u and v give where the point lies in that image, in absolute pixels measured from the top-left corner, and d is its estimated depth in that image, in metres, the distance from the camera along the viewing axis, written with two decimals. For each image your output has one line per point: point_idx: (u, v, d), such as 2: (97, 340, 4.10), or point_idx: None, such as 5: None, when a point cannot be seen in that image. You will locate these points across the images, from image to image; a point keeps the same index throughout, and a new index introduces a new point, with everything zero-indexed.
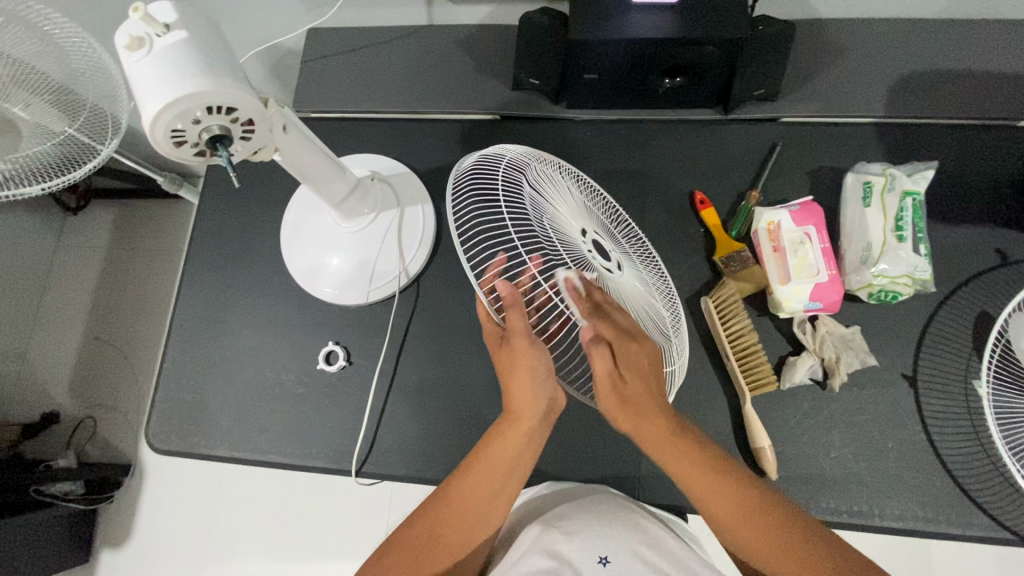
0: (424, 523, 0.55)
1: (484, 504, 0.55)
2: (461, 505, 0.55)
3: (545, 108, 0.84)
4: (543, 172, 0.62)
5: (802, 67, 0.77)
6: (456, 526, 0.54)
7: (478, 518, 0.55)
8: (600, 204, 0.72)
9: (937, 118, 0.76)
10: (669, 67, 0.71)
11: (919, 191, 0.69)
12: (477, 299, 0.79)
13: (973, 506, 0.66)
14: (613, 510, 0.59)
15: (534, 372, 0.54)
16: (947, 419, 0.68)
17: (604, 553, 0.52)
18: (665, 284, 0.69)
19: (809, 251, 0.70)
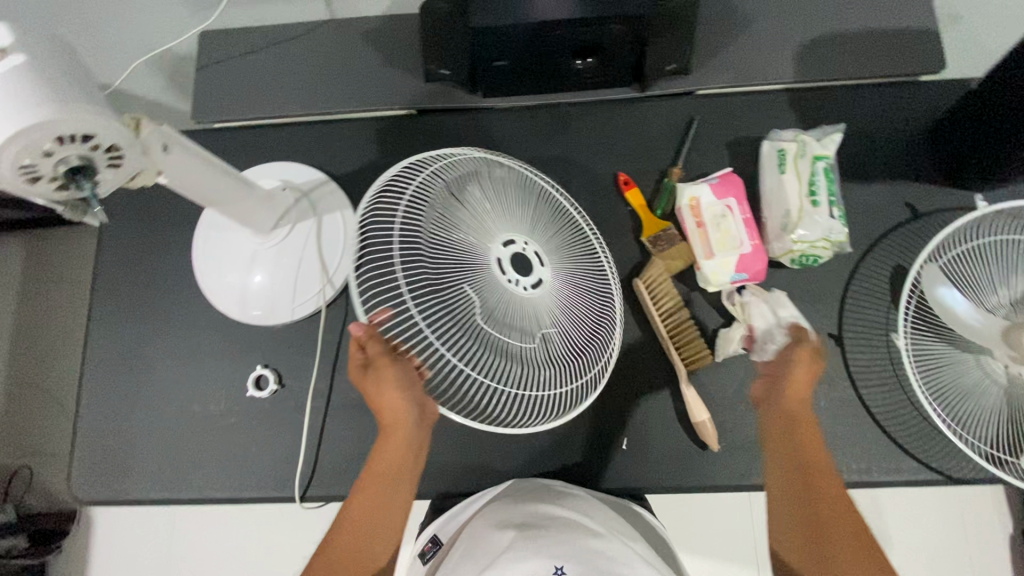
0: (340, 535, 0.58)
1: (393, 503, 0.60)
2: (376, 505, 0.59)
3: (461, 98, 0.80)
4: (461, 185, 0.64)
5: (711, 37, 0.77)
6: (366, 534, 0.58)
7: (389, 511, 0.60)
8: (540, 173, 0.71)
9: (842, 80, 0.77)
10: (577, 48, 0.69)
11: (829, 155, 0.70)
12: None
13: (900, 452, 0.69)
14: (570, 522, 0.57)
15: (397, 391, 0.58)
16: (873, 374, 0.71)
17: (559, 564, 0.49)
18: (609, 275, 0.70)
19: (730, 223, 0.70)
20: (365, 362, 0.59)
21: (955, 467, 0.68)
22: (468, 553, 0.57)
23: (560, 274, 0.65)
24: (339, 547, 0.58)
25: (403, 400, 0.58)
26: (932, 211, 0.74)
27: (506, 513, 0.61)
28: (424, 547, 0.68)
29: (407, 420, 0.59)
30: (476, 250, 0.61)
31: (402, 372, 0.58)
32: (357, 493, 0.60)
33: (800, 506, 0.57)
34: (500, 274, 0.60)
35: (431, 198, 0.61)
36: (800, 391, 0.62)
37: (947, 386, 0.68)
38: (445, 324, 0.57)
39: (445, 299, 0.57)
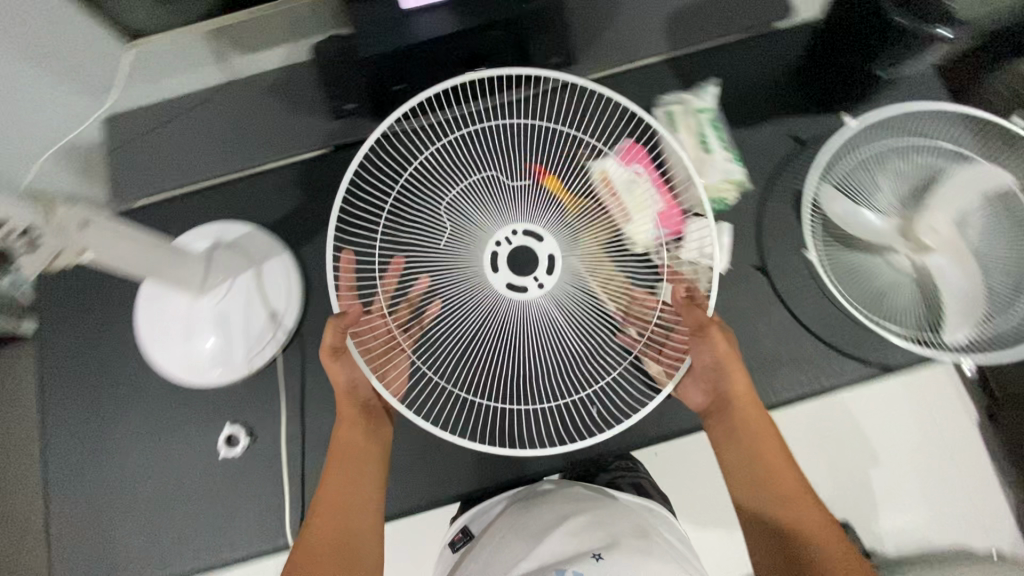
0: (333, 509, 0.60)
1: (366, 490, 0.63)
2: (349, 483, 0.62)
3: (372, 127, 0.83)
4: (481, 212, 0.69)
5: (585, 29, 0.84)
6: (347, 523, 0.60)
7: (364, 509, 0.62)
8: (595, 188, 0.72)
9: (709, 42, 0.84)
10: (464, 57, 0.76)
11: (710, 107, 0.76)
12: None
13: (836, 358, 0.76)
14: (608, 512, 0.62)
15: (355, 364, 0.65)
16: (802, 293, 0.77)
17: (598, 551, 0.54)
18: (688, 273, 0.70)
19: (642, 188, 0.71)
20: (338, 349, 0.63)
21: (886, 356, 0.76)
22: (498, 556, 0.60)
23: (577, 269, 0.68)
24: (321, 533, 0.58)
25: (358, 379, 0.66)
26: (817, 138, 0.81)
27: (556, 501, 0.66)
28: (455, 536, 0.71)
29: (356, 403, 0.67)
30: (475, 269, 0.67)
31: (346, 363, 0.64)
32: (338, 468, 0.63)
33: (738, 468, 0.62)
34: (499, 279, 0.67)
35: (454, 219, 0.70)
36: (743, 390, 0.63)
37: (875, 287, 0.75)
38: (439, 346, 0.72)
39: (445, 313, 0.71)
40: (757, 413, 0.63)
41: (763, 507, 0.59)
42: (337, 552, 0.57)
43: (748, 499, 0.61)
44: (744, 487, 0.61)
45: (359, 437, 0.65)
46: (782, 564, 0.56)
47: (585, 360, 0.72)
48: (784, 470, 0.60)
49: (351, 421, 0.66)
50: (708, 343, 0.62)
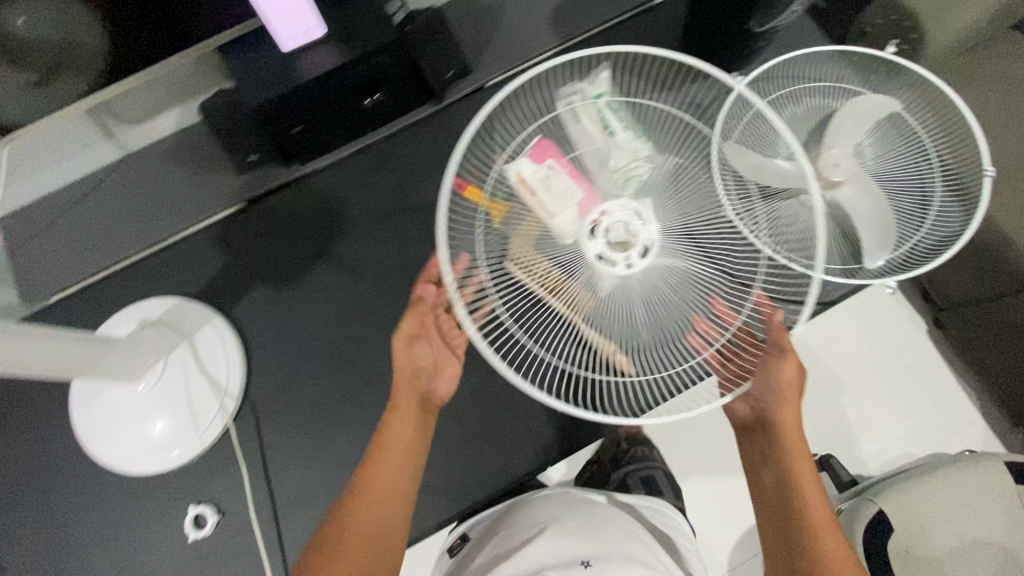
0: (366, 500, 0.57)
1: (404, 482, 0.60)
2: (393, 484, 0.59)
3: (283, 174, 0.82)
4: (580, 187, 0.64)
5: (475, 39, 0.85)
6: (376, 529, 0.57)
7: (394, 511, 0.58)
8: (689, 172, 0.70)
9: (596, 27, 0.86)
10: (359, 88, 0.74)
11: (605, 93, 0.74)
12: (306, 378, 0.77)
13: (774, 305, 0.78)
14: (599, 520, 0.68)
15: (411, 354, 0.64)
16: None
17: (587, 558, 0.62)
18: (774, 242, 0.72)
19: (559, 178, 0.64)
20: (416, 334, 0.64)
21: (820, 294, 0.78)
22: (491, 559, 0.67)
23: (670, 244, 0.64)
24: (347, 534, 0.55)
25: (410, 370, 0.64)
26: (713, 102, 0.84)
27: (553, 505, 0.71)
28: (453, 543, 0.77)
29: (415, 389, 0.64)
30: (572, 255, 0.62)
31: (415, 348, 0.64)
32: (380, 462, 0.60)
33: (763, 487, 0.62)
34: (606, 260, 0.60)
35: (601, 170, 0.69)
36: (790, 418, 0.60)
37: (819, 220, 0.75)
38: (547, 319, 0.71)
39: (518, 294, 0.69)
40: (798, 439, 0.60)
41: (779, 524, 0.59)
42: (353, 558, 0.54)
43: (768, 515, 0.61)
44: (768, 505, 0.61)
45: (402, 427, 0.62)
46: (788, 568, 0.57)
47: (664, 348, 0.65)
48: (813, 499, 0.58)
49: (409, 404, 0.63)
50: (783, 364, 0.59)
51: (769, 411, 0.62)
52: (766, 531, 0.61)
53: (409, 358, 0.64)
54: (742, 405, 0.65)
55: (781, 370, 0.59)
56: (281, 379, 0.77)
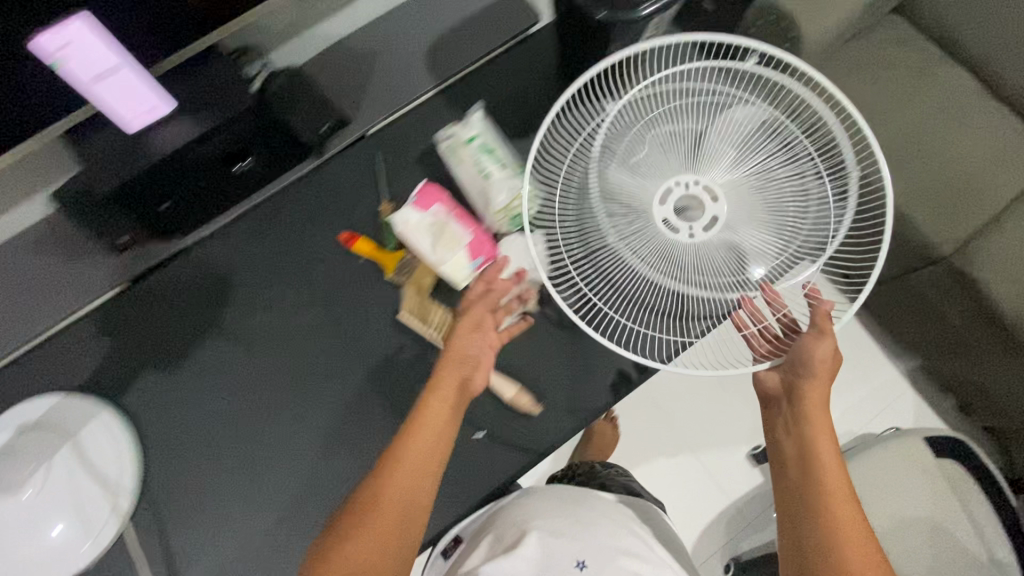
0: (397, 478, 0.58)
1: (425, 484, 0.59)
2: (414, 480, 0.58)
3: (162, 249, 0.78)
4: (660, 159, 0.70)
5: (351, 87, 0.83)
6: (404, 515, 0.57)
7: (423, 505, 0.59)
8: (754, 161, 0.69)
9: (472, 63, 0.85)
10: (225, 156, 0.72)
11: (477, 133, 0.75)
12: (208, 460, 0.74)
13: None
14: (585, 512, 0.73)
15: (467, 350, 0.65)
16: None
17: (582, 558, 0.65)
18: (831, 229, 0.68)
19: (447, 226, 0.76)
20: (475, 330, 0.66)
21: None
22: (490, 551, 0.70)
23: (737, 210, 0.70)
24: (359, 537, 0.56)
25: (471, 356, 0.65)
26: None
27: (543, 502, 0.75)
28: (449, 545, 0.78)
29: (458, 389, 0.64)
30: (643, 208, 0.70)
31: (479, 334, 0.66)
32: (389, 477, 0.57)
33: (790, 459, 0.61)
34: (671, 230, 0.69)
35: (643, 160, 0.70)
36: (818, 402, 0.61)
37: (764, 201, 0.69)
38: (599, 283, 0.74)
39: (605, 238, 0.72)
40: (825, 420, 0.60)
41: (804, 505, 0.58)
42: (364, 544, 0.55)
43: (791, 491, 0.60)
44: (794, 484, 0.59)
45: (433, 427, 0.61)
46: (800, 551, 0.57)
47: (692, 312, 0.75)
48: (839, 486, 0.57)
49: (445, 403, 0.62)
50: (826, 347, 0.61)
51: (802, 383, 0.62)
52: (781, 500, 0.61)
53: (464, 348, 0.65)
54: (771, 375, 0.64)
55: (816, 351, 0.61)
56: (183, 466, 0.74)
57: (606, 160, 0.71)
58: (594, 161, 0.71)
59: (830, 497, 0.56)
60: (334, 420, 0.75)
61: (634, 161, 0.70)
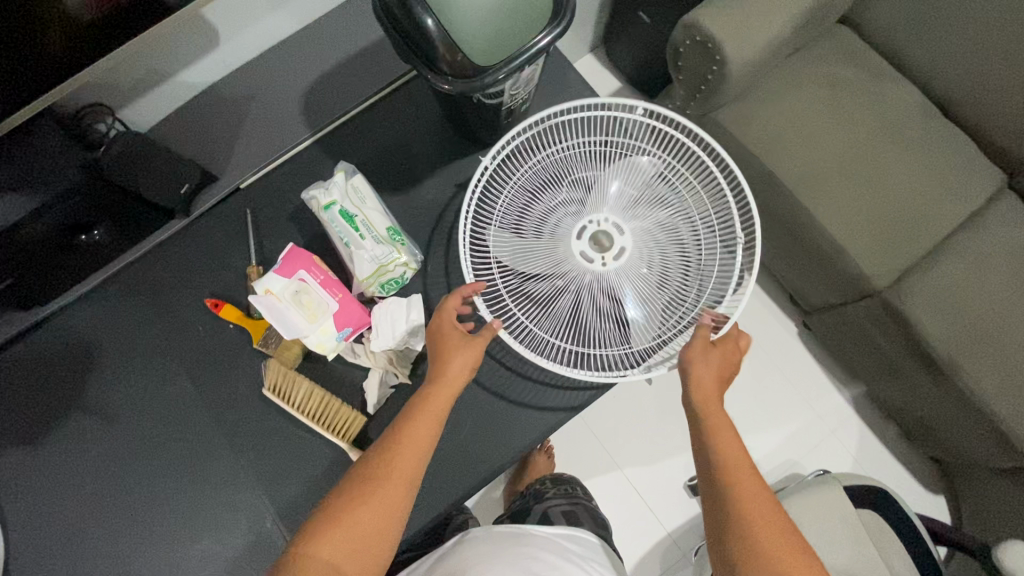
0: (379, 498, 0.55)
1: (401, 502, 0.55)
2: (384, 505, 0.54)
3: (18, 319, 0.72)
4: (578, 197, 0.73)
5: (220, 139, 0.78)
6: (367, 533, 0.53)
7: (401, 518, 0.55)
8: (667, 202, 0.73)
9: (350, 110, 0.80)
10: (69, 231, 0.69)
11: (335, 200, 0.71)
12: (59, 545, 0.69)
13: (540, 386, 0.79)
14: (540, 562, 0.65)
15: (470, 353, 0.63)
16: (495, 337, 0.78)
17: None
18: (719, 266, 0.72)
19: (311, 293, 0.71)
20: (470, 344, 0.64)
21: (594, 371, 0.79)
22: None
23: (650, 243, 0.72)
24: (362, 502, 0.54)
25: (462, 365, 0.62)
26: None
27: (496, 542, 0.68)
28: None
29: (448, 403, 0.61)
30: (560, 252, 0.70)
31: (466, 345, 0.63)
32: (394, 458, 0.56)
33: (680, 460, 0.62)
34: (591, 260, 0.70)
35: (566, 185, 0.74)
36: (713, 398, 0.60)
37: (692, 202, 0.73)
38: (533, 310, 0.72)
39: (525, 283, 0.72)
40: (722, 414, 0.59)
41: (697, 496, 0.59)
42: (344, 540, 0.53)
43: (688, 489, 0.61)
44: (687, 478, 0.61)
45: (414, 449, 0.57)
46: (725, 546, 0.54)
47: (607, 346, 0.72)
48: (743, 468, 0.56)
49: (440, 405, 0.60)
50: (716, 356, 0.63)
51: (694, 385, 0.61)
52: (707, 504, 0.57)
53: (463, 362, 0.63)
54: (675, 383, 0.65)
55: (707, 357, 0.62)
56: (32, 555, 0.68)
57: (509, 216, 0.73)
58: (497, 219, 0.72)
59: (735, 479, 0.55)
60: (200, 501, 0.71)
61: (532, 215, 0.73)
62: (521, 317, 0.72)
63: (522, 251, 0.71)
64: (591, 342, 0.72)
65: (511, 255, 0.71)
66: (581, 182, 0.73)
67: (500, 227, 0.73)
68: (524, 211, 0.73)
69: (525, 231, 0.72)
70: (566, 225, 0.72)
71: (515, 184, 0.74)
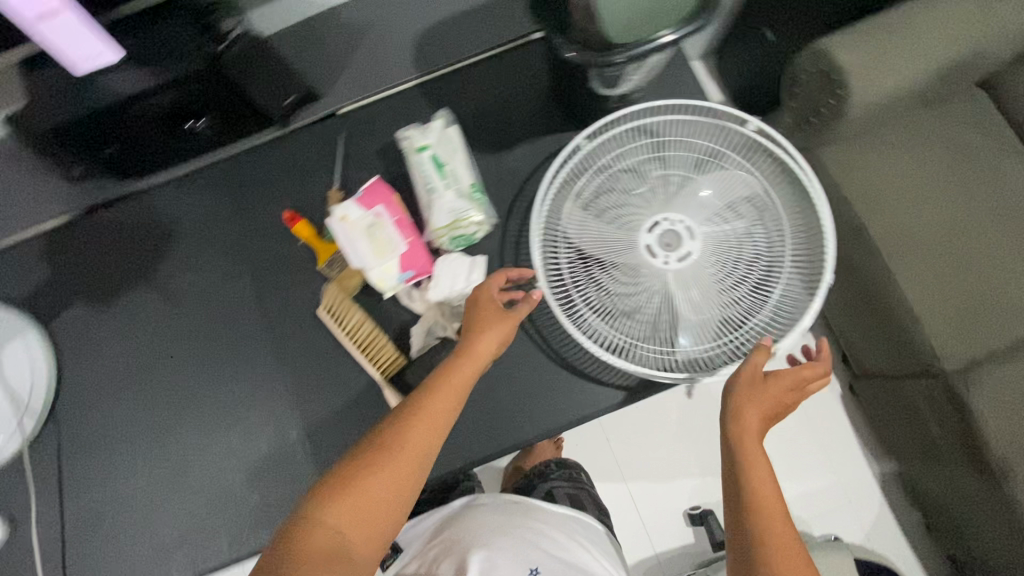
0: (385, 470, 0.51)
1: (408, 478, 0.51)
2: (390, 476, 0.51)
3: (114, 188, 0.79)
4: (659, 192, 0.71)
5: (332, 63, 0.80)
6: (368, 506, 0.49)
7: (403, 496, 0.51)
8: (748, 219, 0.71)
9: (461, 61, 0.80)
10: (173, 112, 0.70)
11: (431, 144, 0.72)
12: (109, 401, 0.75)
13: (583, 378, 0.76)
14: (542, 540, 0.66)
15: (496, 335, 0.61)
16: (544, 315, 0.76)
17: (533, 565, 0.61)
18: (783, 296, 0.69)
19: (383, 230, 0.72)
20: (498, 327, 0.61)
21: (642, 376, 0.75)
22: None
23: (721, 255, 0.70)
24: (363, 474, 0.50)
25: (486, 346, 0.60)
26: None
27: (501, 512, 0.69)
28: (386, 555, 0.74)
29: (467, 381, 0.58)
30: (627, 240, 0.70)
31: (495, 326, 0.61)
32: (404, 431, 0.53)
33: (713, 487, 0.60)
34: (654, 257, 0.69)
35: (652, 176, 0.72)
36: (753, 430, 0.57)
37: (775, 221, 0.70)
38: (587, 290, 0.70)
39: (586, 262, 0.71)
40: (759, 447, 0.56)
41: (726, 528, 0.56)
42: (339, 511, 0.49)
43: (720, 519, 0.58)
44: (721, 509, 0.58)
45: (427, 424, 0.54)
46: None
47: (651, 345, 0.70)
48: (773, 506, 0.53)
49: (458, 383, 0.57)
50: (763, 388, 0.59)
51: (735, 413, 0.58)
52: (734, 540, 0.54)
53: (488, 343, 0.60)
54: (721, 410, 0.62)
55: (749, 386, 0.59)
56: (86, 403, 0.75)
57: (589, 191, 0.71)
58: (576, 191, 0.71)
59: (759, 513, 0.52)
60: (236, 398, 0.74)
61: (610, 196, 0.71)
62: (574, 294, 0.70)
63: (592, 229, 0.70)
64: (636, 337, 0.70)
65: (580, 230, 0.70)
66: (666, 177, 0.72)
67: (578, 199, 0.71)
68: (604, 190, 0.71)
69: (600, 211, 0.71)
70: (641, 216, 0.71)
71: (604, 161, 0.72)
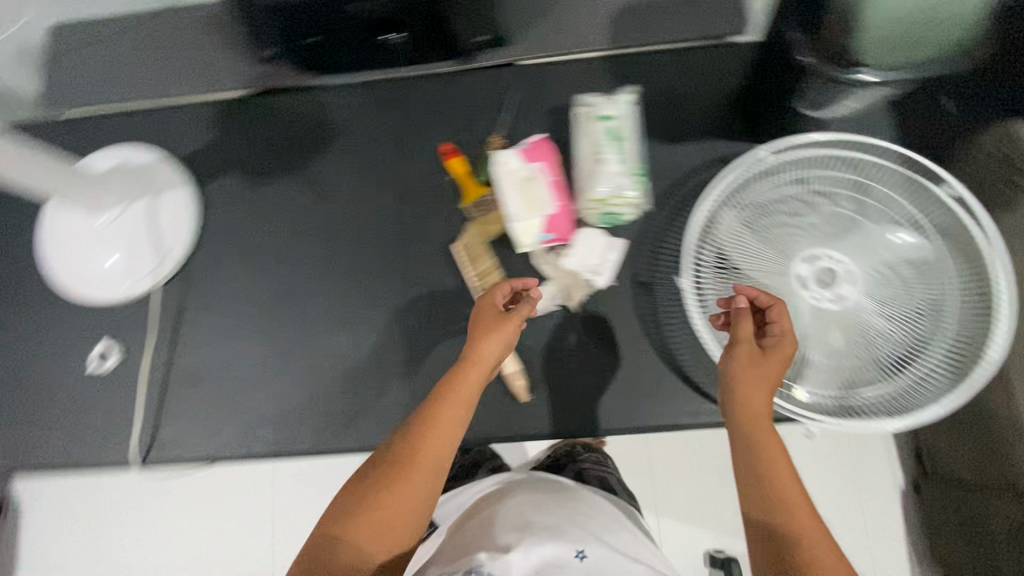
0: (401, 481, 0.51)
1: (424, 486, 0.51)
2: (404, 487, 0.51)
3: (295, 78, 0.82)
4: (825, 231, 0.69)
5: (530, 13, 0.81)
6: (394, 514, 0.50)
7: (425, 503, 0.51)
8: (914, 286, 0.67)
9: (656, 44, 0.79)
10: (377, 21, 0.71)
11: (612, 116, 0.73)
12: (241, 271, 0.79)
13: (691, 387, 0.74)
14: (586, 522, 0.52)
15: (502, 337, 0.60)
16: (669, 313, 0.74)
17: (579, 547, 0.47)
18: (925, 374, 0.65)
19: (537, 186, 0.73)
20: (506, 326, 0.60)
21: None
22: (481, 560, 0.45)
23: (870, 311, 0.67)
24: (373, 487, 0.51)
25: (494, 347, 0.59)
26: None
27: (539, 492, 0.56)
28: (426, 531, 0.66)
29: (475, 384, 0.57)
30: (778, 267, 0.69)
31: (501, 329, 0.60)
32: (415, 441, 0.53)
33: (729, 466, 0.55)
34: (801, 289, 0.69)
35: (823, 213, 0.69)
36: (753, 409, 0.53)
37: (942, 296, 0.66)
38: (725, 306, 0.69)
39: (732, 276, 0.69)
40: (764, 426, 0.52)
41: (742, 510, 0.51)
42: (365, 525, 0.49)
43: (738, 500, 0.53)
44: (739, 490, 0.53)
45: (439, 431, 0.53)
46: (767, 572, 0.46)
47: None
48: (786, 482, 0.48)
49: (463, 387, 0.56)
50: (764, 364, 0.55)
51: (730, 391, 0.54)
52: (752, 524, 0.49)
53: (495, 347, 0.59)
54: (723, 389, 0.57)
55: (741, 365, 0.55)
56: (219, 267, 0.80)
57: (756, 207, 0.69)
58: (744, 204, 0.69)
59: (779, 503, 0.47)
60: (355, 302, 0.77)
61: (775, 219, 0.69)
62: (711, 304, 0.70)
63: (748, 247, 0.69)
64: None
65: (736, 244, 0.69)
66: (838, 218, 0.69)
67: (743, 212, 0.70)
68: (771, 212, 0.69)
69: (761, 231, 0.69)
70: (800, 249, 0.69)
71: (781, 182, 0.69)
